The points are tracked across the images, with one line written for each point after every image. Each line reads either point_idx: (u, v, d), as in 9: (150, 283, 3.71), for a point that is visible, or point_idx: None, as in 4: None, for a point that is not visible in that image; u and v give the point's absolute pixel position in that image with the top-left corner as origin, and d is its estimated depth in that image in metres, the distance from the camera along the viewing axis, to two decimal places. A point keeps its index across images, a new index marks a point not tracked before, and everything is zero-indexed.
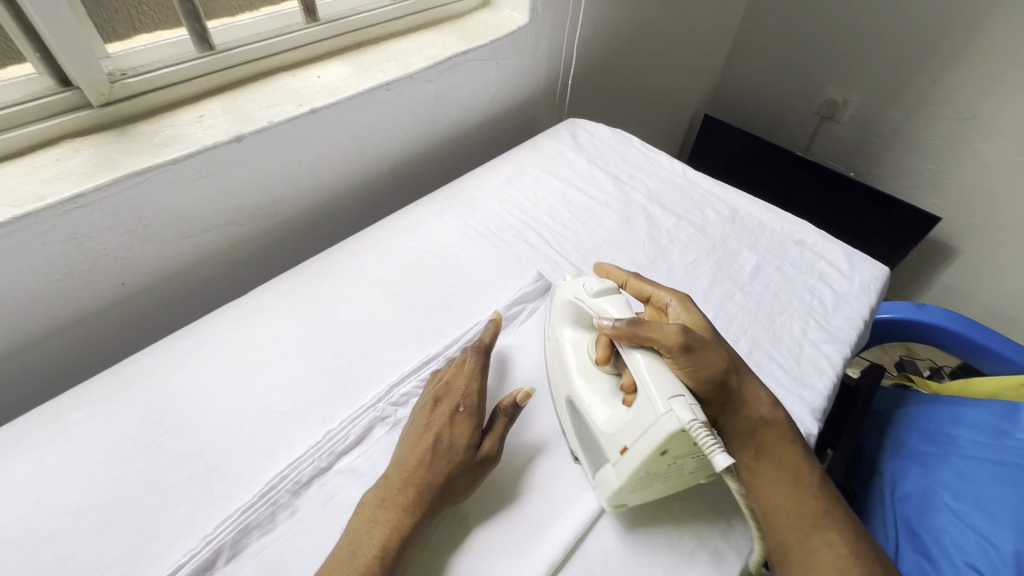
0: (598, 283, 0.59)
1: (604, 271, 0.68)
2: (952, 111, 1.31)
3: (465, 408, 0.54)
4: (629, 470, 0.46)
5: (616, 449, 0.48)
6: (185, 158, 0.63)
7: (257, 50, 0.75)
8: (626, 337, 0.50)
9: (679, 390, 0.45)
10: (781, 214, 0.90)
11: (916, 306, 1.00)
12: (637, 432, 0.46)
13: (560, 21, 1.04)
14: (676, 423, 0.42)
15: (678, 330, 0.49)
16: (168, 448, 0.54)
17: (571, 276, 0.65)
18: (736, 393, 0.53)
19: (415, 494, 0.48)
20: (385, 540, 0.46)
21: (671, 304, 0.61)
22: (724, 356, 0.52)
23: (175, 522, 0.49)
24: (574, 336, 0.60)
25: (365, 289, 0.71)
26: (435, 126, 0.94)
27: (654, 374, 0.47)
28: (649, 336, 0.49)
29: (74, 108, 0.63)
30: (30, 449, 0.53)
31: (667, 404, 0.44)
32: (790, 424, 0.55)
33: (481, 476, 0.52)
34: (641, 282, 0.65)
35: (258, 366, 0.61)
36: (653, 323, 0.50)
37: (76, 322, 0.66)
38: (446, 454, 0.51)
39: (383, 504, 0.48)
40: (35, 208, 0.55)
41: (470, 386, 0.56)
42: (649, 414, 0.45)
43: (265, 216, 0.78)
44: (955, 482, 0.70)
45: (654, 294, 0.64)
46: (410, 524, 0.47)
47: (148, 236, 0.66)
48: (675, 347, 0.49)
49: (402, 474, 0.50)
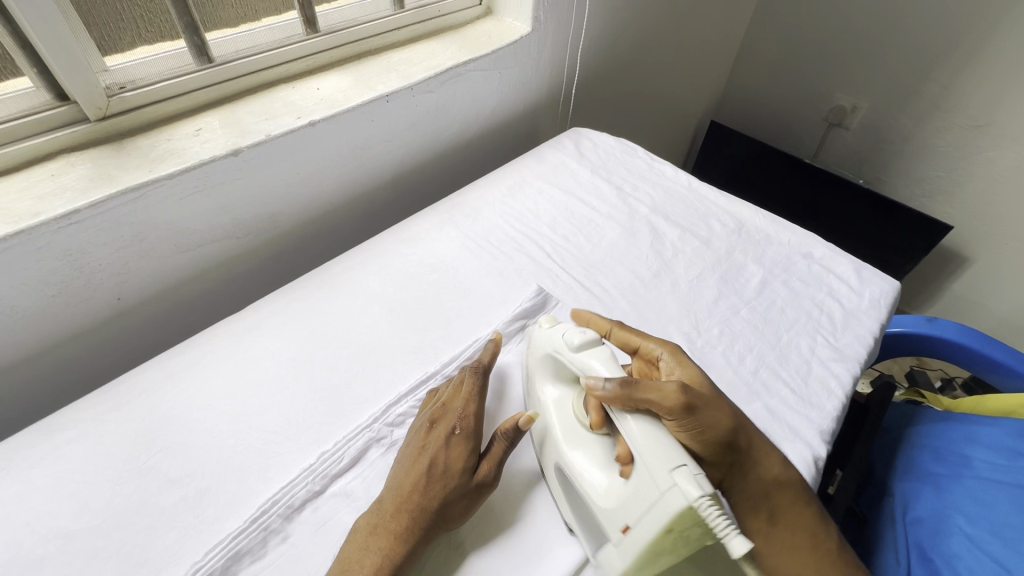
0: (579, 335, 0.55)
1: (585, 321, 0.65)
2: (964, 118, 1.29)
3: (462, 430, 0.53)
4: (633, 551, 0.43)
5: (618, 527, 0.45)
6: (181, 173, 0.63)
7: (256, 62, 0.75)
8: (621, 401, 0.47)
9: (681, 459, 0.43)
10: (788, 227, 0.88)
11: (927, 320, 0.97)
12: (639, 509, 0.43)
13: (563, 29, 1.03)
14: (683, 499, 0.40)
15: (677, 389, 0.47)
16: (160, 469, 0.53)
17: (545, 323, 0.60)
18: (743, 454, 0.51)
19: (409, 520, 0.47)
20: (376, 567, 0.44)
21: (664, 357, 0.57)
22: (727, 416, 0.50)
23: (164, 548, 0.48)
24: (557, 395, 0.57)
25: (362, 304, 0.70)
26: (436, 136, 0.93)
27: (653, 444, 0.44)
28: (646, 398, 0.47)
29: (71, 122, 0.63)
30: (21, 469, 0.52)
31: (670, 478, 0.41)
32: (803, 486, 0.53)
33: (477, 502, 0.50)
34: (627, 332, 0.61)
35: (253, 384, 0.60)
36: (649, 384, 0.47)
37: (71, 338, 0.66)
38: (441, 479, 0.49)
39: (377, 530, 0.47)
40: (29, 224, 0.54)
41: (467, 408, 0.55)
42: (653, 488, 0.42)
43: (264, 228, 0.77)
44: (968, 504, 0.68)
45: (642, 345, 0.60)
46: (402, 552, 0.45)
47: (144, 251, 0.66)
48: (674, 408, 0.47)
49: (396, 499, 0.49)
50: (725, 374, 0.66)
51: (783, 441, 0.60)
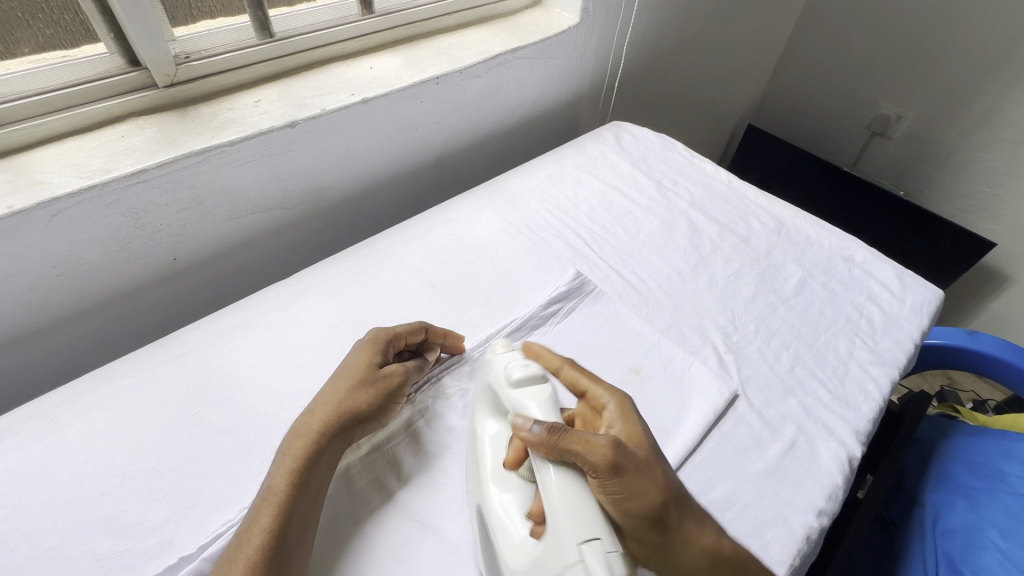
0: (522, 369, 0.53)
1: (534, 353, 0.59)
2: (1014, 132, 1.25)
3: (367, 344, 0.57)
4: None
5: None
6: (242, 140, 0.65)
7: (314, 39, 0.77)
8: (545, 448, 0.45)
9: (595, 531, 0.40)
10: (829, 230, 0.87)
11: (967, 334, 0.95)
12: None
13: (611, 21, 1.03)
14: None
15: (606, 445, 0.44)
16: (210, 420, 0.55)
17: (501, 349, 0.58)
18: (674, 531, 0.45)
19: (324, 424, 0.50)
20: (291, 474, 0.47)
21: (609, 406, 0.52)
22: (659, 484, 0.45)
23: (214, 493, 0.50)
24: (496, 429, 0.53)
25: (404, 279, 0.72)
26: (480, 122, 0.94)
27: (569, 506, 0.42)
28: (572, 449, 0.44)
29: (141, 88, 0.66)
30: (83, 410, 0.55)
31: (578, 551, 0.39)
32: (743, 559, 0.46)
33: (390, 402, 0.55)
34: (575, 372, 0.56)
35: (298, 348, 0.63)
36: (579, 435, 0.44)
37: (129, 294, 0.69)
38: (349, 382, 0.54)
39: (292, 439, 0.49)
40: (101, 180, 0.57)
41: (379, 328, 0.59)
42: (558, 560, 0.40)
43: (311, 202, 0.80)
44: (1005, 520, 0.67)
45: (590, 390, 0.55)
46: (318, 448, 0.49)
47: (202, 214, 0.68)
48: (601, 466, 0.43)
49: (309, 407, 0.52)
50: (760, 369, 0.66)
51: (818, 438, 0.60)
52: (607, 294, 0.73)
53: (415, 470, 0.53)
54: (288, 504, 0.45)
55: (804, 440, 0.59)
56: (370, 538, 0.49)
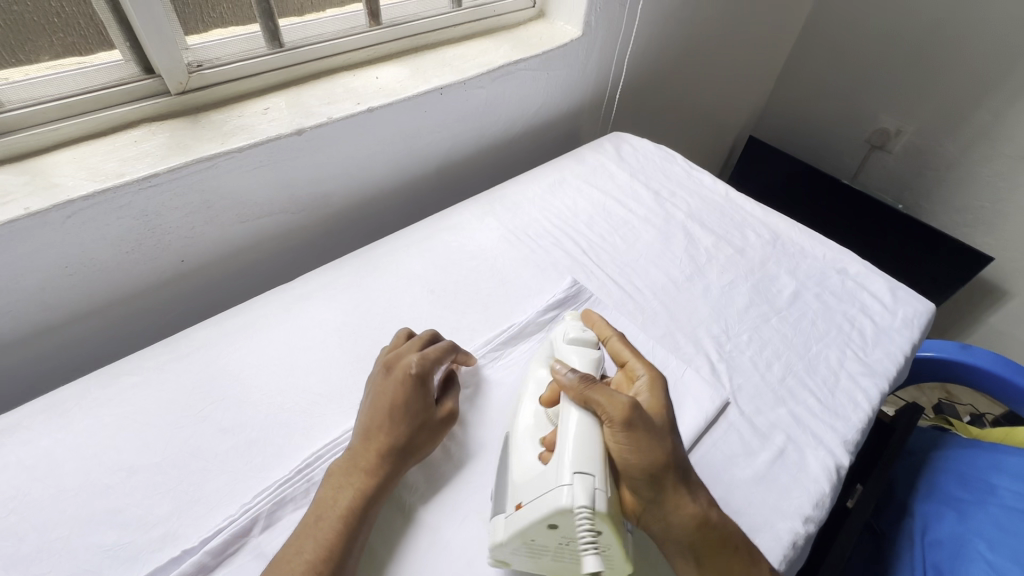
0: (578, 332, 0.59)
1: (591, 323, 0.63)
2: (1011, 148, 1.26)
3: (415, 375, 0.55)
4: (515, 527, 0.45)
5: (513, 503, 0.47)
6: (251, 147, 0.67)
7: (322, 50, 0.79)
8: (574, 392, 0.49)
9: (591, 467, 0.44)
10: (824, 242, 0.88)
11: (960, 346, 0.96)
12: (536, 491, 0.45)
13: (613, 34, 1.06)
14: (568, 500, 0.42)
15: (627, 402, 0.47)
16: (214, 418, 0.57)
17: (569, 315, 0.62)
18: (670, 493, 0.47)
19: (378, 460, 0.50)
20: (344, 510, 0.47)
21: (641, 378, 0.54)
22: (665, 446, 0.48)
23: (216, 489, 0.52)
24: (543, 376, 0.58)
25: (405, 284, 0.73)
26: (483, 131, 0.96)
27: (580, 441, 0.46)
28: (595, 398, 0.48)
29: (154, 95, 0.68)
30: (91, 406, 0.57)
31: (570, 477, 0.43)
32: (730, 527, 0.49)
33: (439, 436, 0.55)
34: (621, 345, 0.58)
35: (300, 349, 0.64)
36: (605, 389, 0.49)
37: (137, 293, 0.70)
38: (402, 419, 0.52)
39: (347, 471, 0.50)
40: (114, 184, 0.60)
41: (424, 356, 0.56)
42: (554, 479, 0.44)
43: (316, 207, 0.81)
44: (992, 531, 0.68)
45: (630, 362, 0.57)
46: (374, 486, 0.49)
47: (210, 217, 0.70)
48: (615, 418, 0.47)
49: (360, 440, 0.52)
50: (752, 378, 0.67)
51: (807, 446, 0.61)
52: (604, 302, 0.75)
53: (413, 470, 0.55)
54: (343, 544, 0.45)
55: (793, 447, 0.61)
56: None
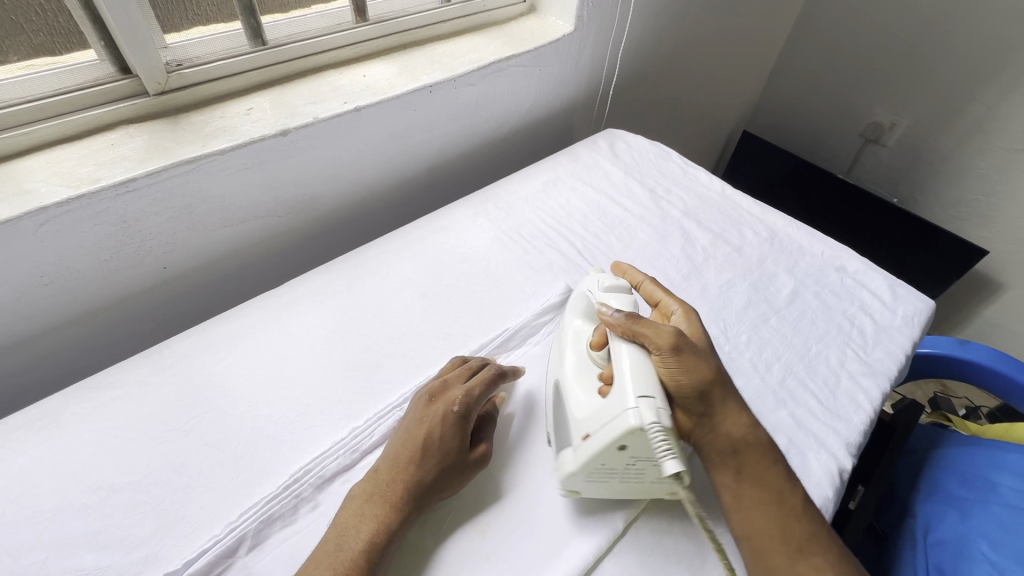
0: (612, 281, 0.61)
1: (621, 269, 0.67)
2: (1006, 141, 1.25)
3: (459, 409, 0.53)
4: (585, 454, 0.46)
5: (578, 435, 0.48)
6: (233, 149, 0.65)
7: (306, 47, 0.77)
8: (621, 328, 0.52)
9: (651, 391, 0.46)
10: (822, 239, 0.87)
11: (959, 342, 0.96)
12: (601, 421, 0.47)
13: (606, 29, 1.03)
14: (637, 420, 0.44)
15: (671, 331, 0.51)
16: (198, 432, 0.55)
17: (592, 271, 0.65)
18: (716, 406, 0.52)
19: (407, 492, 0.48)
20: (366, 542, 0.45)
21: (676, 312, 0.60)
22: (710, 367, 0.52)
23: (201, 507, 0.50)
24: (581, 325, 0.59)
25: (396, 288, 0.71)
26: (474, 129, 0.94)
27: (635, 370, 0.48)
28: (642, 331, 0.51)
29: (132, 95, 0.66)
30: (69, 423, 0.55)
31: (636, 401, 0.45)
32: (769, 443, 0.53)
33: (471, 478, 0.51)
34: (652, 287, 0.63)
35: (288, 358, 0.62)
36: (649, 322, 0.52)
37: (118, 302, 0.68)
38: (436, 455, 0.50)
39: (371, 499, 0.48)
40: (89, 189, 0.57)
41: (471, 389, 0.55)
42: (618, 406, 0.46)
43: (304, 210, 0.79)
44: (994, 530, 0.67)
45: (662, 300, 0.62)
46: (397, 521, 0.47)
47: (193, 222, 0.68)
48: (663, 346, 0.50)
49: (393, 467, 0.50)
50: (752, 380, 0.66)
51: (809, 449, 0.60)
52: None
53: None
54: None
55: (795, 452, 0.59)
56: None
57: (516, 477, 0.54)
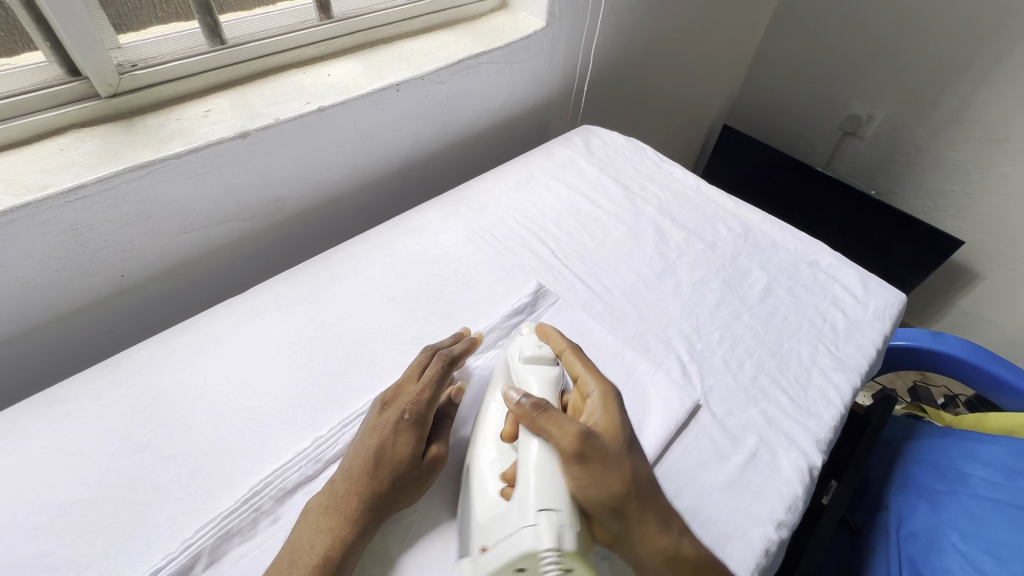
0: (534, 349, 0.58)
1: (545, 334, 0.61)
2: (980, 132, 1.27)
3: (411, 415, 0.51)
4: (481, 571, 0.44)
5: (477, 545, 0.46)
6: (190, 153, 0.63)
7: (268, 46, 0.75)
8: (527, 420, 0.49)
9: (556, 504, 0.43)
10: (795, 234, 0.87)
11: (932, 334, 0.96)
12: (501, 532, 0.44)
13: (579, 24, 1.02)
14: (534, 541, 0.42)
15: (575, 432, 0.47)
16: (155, 446, 0.53)
17: (527, 331, 0.62)
18: (632, 523, 0.46)
19: (359, 505, 0.47)
20: (320, 559, 0.44)
21: (593, 396, 0.53)
22: (623, 474, 0.47)
23: (156, 524, 0.48)
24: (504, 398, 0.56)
25: (363, 293, 0.70)
26: (446, 127, 0.93)
27: (541, 477, 0.45)
28: (546, 428, 0.48)
29: (83, 98, 0.63)
30: (19, 440, 0.53)
31: (535, 516, 0.43)
32: (702, 562, 0.47)
33: (427, 482, 0.51)
34: (576, 358, 0.58)
35: (251, 367, 0.61)
36: (555, 417, 0.48)
37: (74, 312, 0.66)
38: (389, 464, 0.49)
39: (328, 511, 0.47)
40: (36, 197, 0.55)
41: (420, 393, 0.53)
42: (517, 519, 0.44)
43: (269, 213, 0.78)
44: (965, 522, 0.68)
45: (583, 377, 0.56)
46: (354, 533, 0.46)
47: (150, 229, 0.66)
48: (567, 451, 0.46)
49: (347, 481, 0.48)
50: (723, 378, 0.66)
51: (779, 448, 0.60)
52: (572, 303, 0.73)
53: None
54: None
55: (765, 450, 0.59)
56: None
57: None
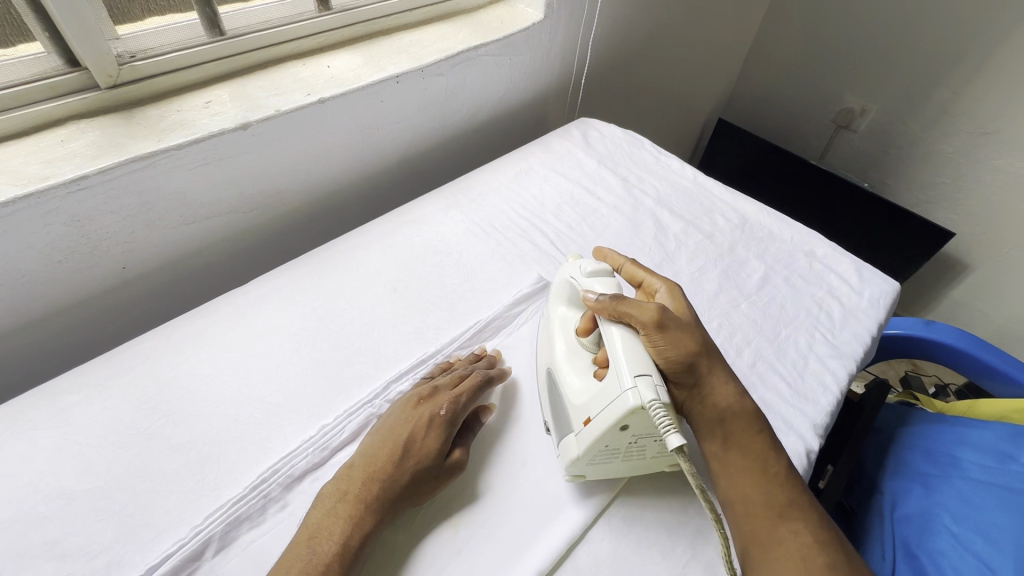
0: (593, 265, 0.61)
1: (603, 255, 0.68)
2: (970, 125, 1.28)
3: (447, 414, 0.53)
4: (588, 440, 0.47)
5: (580, 420, 0.49)
6: (192, 144, 0.63)
7: (267, 37, 0.74)
8: (605, 310, 0.54)
9: (647, 369, 0.47)
10: (791, 224, 0.88)
11: (925, 323, 0.98)
12: (602, 404, 0.48)
13: (576, 16, 1.02)
14: (637, 399, 0.45)
15: (655, 308, 0.52)
16: (162, 435, 0.54)
17: (572, 258, 0.65)
18: (703, 380, 0.53)
19: (380, 494, 0.48)
20: (336, 543, 0.44)
21: (660, 290, 0.60)
22: (695, 340, 0.53)
23: (165, 511, 0.49)
24: (565, 312, 0.60)
25: (365, 284, 0.70)
26: (445, 120, 0.93)
27: (629, 349, 0.49)
28: (627, 310, 0.52)
29: (82, 89, 0.63)
30: (23, 430, 0.53)
31: (633, 381, 0.46)
32: (757, 415, 0.53)
33: (444, 485, 0.51)
34: (635, 269, 0.64)
35: (255, 357, 0.61)
36: (632, 301, 0.53)
37: (75, 305, 0.66)
38: (416, 456, 0.50)
39: (345, 498, 0.48)
40: (37, 187, 0.55)
41: (458, 395, 0.55)
42: (615, 389, 0.47)
43: (270, 205, 0.78)
44: (957, 504, 0.69)
45: (646, 280, 0.62)
46: (372, 520, 0.46)
47: (152, 220, 0.66)
48: (649, 323, 0.51)
49: (368, 469, 0.49)
50: None
51: (777, 432, 0.61)
52: None
53: None
54: None
55: None
56: None
57: (487, 469, 0.54)
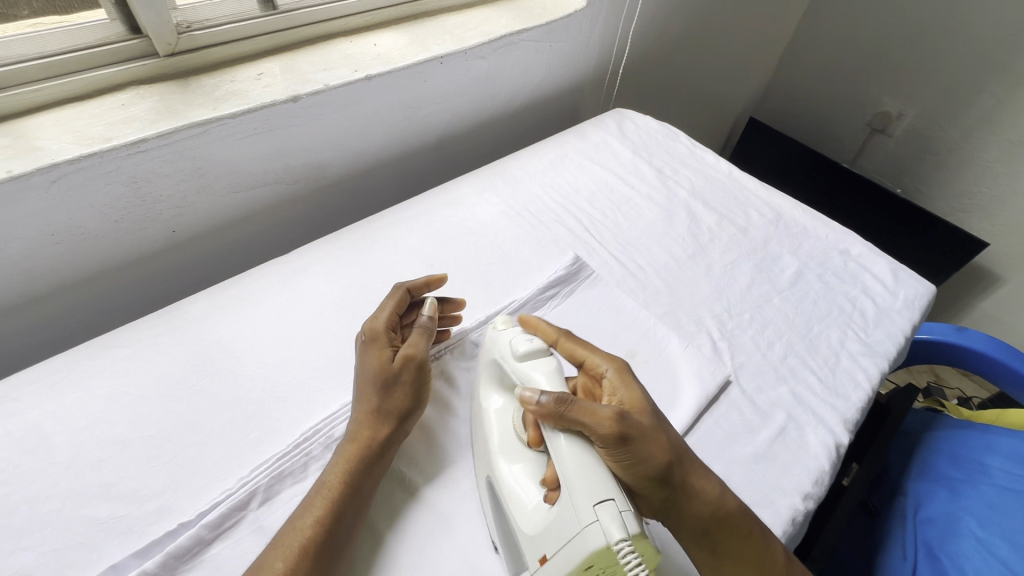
0: (526, 343, 0.53)
1: (531, 327, 0.57)
2: (1012, 133, 1.25)
3: (368, 335, 0.55)
4: None
5: (535, 557, 0.43)
6: (244, 113, 0.65)
7: (317, 14, 0.75)
8: (552, 418, 0.45)
9: (609, 492, 0.41)
10: (827, 223, 0.87)
11: (957, 330, 0.97)
12: (558, 540, 0.41)
13: (619, 5, 1.02)
14: (602, 539, 0.39)
15: (611, 415, 0.44)
16: (209, 392, 0.56)
17: (499, 326, 0.56)
18: (679, 491, 0.47)
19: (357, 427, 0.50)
20: (333, 487, 0.46)
21: (608, 374, 0.52)
22: (663, 446, 0.46)
23: (213, 462, 0.51)
24: (502, 402, 0.53)
25: (403, 259, 0.72)
26: (483, 103, 0.94)
27: (582, 476, 0.42)
28: (575, 419, 0.44)
29: (142, 56, 0.65)
30: (81, 378, 0.55)
31: (593, 513, 0.40)
32: (744, 512, 0.48)
33: (422, 383, 0.54)
34: (573, 343, 0.55)
35: (297, 323, 0.63)
36: (582, 405, 0.45)
37: (126, 265, 0.69)
38: (366, 382, 0.52)
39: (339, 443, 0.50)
40: (101, 147, 0.57)
41: (374, 316, 0.57)
42: (575, 520, 0.41)
43: (312, 178, 0.79)
44: (983, 509, 0.69)
45: (587, 359, 0.54)
46: (360, 452, 0.49)
47: (202, 187, 0.68)
48: (606, 437, 0.44)
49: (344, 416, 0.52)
50: (752, 357, 0.67)
51: (807, 425, 0.61)
52: (605, 279, 0.74)
53: (410, 438, 0.55)
54: (333, 516, 0.45)
55: (793, 426, 0.61)
56: (396, 492, 0.51)
57: None
